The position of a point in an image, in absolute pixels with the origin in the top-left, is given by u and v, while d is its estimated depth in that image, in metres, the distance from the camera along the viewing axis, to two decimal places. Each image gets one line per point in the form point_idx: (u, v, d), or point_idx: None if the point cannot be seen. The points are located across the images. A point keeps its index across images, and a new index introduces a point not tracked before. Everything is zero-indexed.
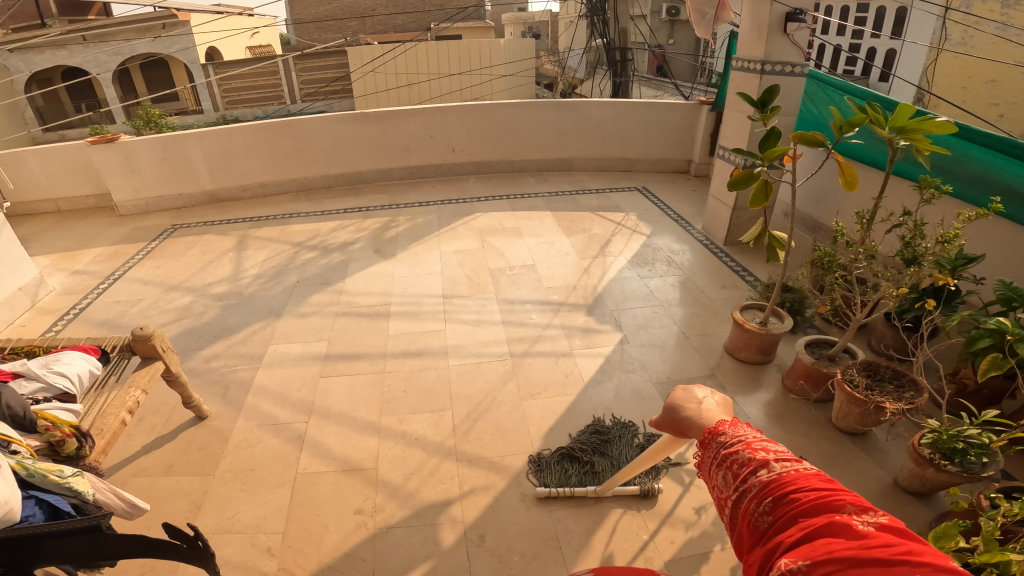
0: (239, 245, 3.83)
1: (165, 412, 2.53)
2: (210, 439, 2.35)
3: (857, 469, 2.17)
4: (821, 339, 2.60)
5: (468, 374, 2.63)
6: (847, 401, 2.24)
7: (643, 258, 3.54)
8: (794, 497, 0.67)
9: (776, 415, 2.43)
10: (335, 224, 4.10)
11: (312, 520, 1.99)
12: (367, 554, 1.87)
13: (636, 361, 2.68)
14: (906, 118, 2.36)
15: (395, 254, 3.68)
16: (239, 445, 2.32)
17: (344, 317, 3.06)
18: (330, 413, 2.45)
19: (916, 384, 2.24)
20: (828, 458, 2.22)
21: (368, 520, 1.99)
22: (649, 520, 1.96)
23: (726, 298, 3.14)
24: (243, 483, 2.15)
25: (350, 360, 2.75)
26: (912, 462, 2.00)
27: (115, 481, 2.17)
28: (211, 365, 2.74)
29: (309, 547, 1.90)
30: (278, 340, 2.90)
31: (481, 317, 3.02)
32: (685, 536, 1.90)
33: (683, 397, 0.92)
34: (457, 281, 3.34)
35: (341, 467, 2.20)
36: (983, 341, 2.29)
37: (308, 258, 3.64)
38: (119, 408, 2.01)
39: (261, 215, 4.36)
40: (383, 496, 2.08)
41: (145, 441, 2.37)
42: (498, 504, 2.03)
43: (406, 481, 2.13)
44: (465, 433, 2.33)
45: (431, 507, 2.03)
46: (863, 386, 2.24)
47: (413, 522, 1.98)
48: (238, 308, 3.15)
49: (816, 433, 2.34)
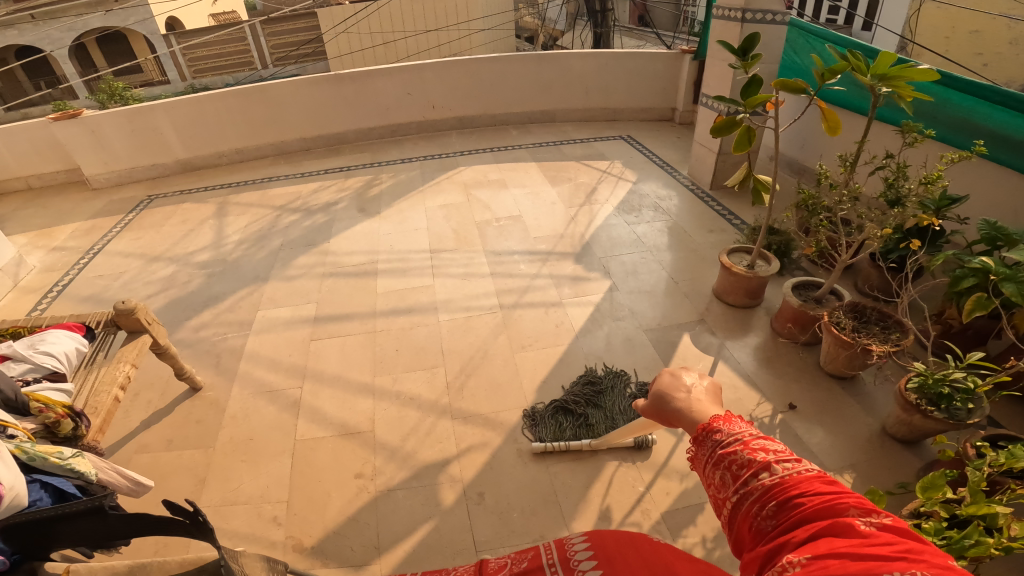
0: (219, 212, 3.72)
1: (160, 385, 2.53)
2: (208, 411, 2.36)
3: (845, 416, 2.22)
4: (807, 281, 2.62)
5: (459, 329, 2.62)
6: (835, 343, 2.28)
7: (629, 206, 3.51)
8: (799, 502, 0.64)
9: (764, 359, 2.48)
10: (316, 185, 4.02)
11: (313, 487, 2.02)
12: (370, 518, 1.91)
13: (626, 308, 2.69)
14: (888, 66, 2.32)
15: (380, 212, 3.61)
16: (236, 415, 2.33)
17: (332, 278, 3.00)
18: (323, 376, 2.45)
19: (901, 326, 2.27)
20: (818, 408, 2.26)
21: (369, 484, 2.02)
22: (645, 472, 2.00)
23: (713, 241, 3.14)
24: (244, 455, 2.16)
25: (339, 321, 2.72)
26: (900, 408, 2.04)
27: (119, 459, 2.18)
28: (201, 335, 2.71)
29: (313, 517, 1.93)
30: (265, 305, 2.85)
31: (469, 270, 2.99)
32: (680, 487, 1.95)
33: (672, 385, 0.92)
34: (444, 236, 3.30)
35: (338, 432, 2.22)
36: (968, 281, 2.34)
37: (291, 221, 3.56)
38: (111, 385, 2.00)
39: (242, 180, 4.24)
40: (383, 458, 2.10)
41: (144, 416, 2.38)
42: (495, 460, 2.07)
43: (404, 442, 2.15)
44: (459, 390, 2.34)
45: (430, 467, 2.06)
46: (850, 328, 2.27)
47: (413, 483, 2.01)
48: (223, 275, 3.08)
49: (805, 379, 2.39)
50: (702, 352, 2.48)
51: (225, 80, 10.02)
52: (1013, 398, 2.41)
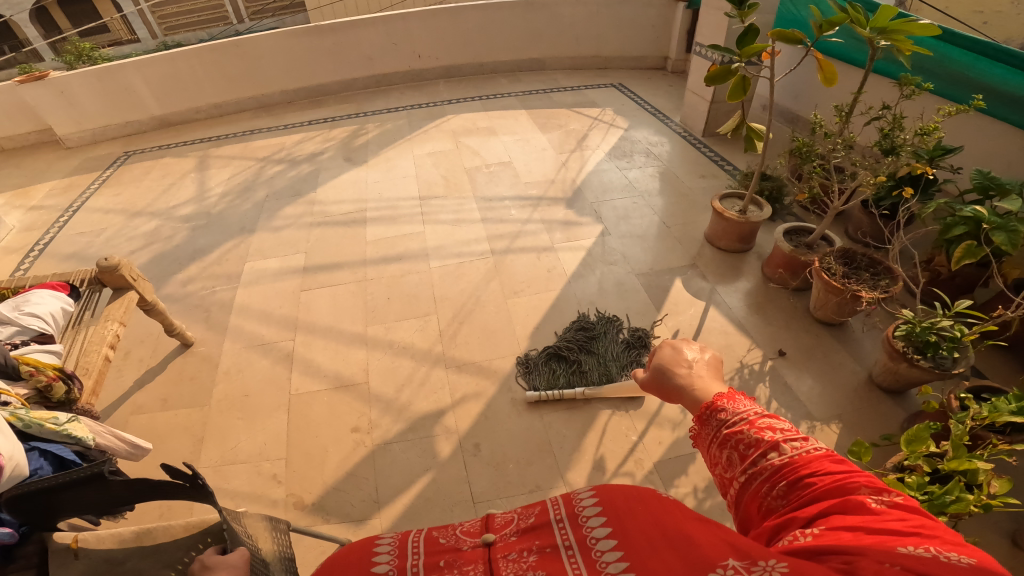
0: (200, 165, 3.62)
1: (151, 342, 2.52)
2: (201, 367, 2.36)
3: (833, 364, 2.23)
4: (799, 228, 2.60)
5: (450, 276, 2.60)
6: (825, 290, 2.28)
7: (621, 151, 3.45)
8: (811, 481, 0.66)
9: (755, 304, 2.48)
10: (300, 136, 3.92)
11: (311, 443, 2.04)
12: (368, 473, 1.93)
13: (618, 253, 2.67)
14: (888, 20, 2.22)
15: (366, 160, 3.53)
16: (229, 371, 2.33)
17: (320, 227, 2.96)
18: (315, 327, 2.43)
19: (891, 272, 2.28)
20: (805, 350, 2.29)
21: (365, 438, 2.03)
22: (638, 421, 2.02)
23: (705, 186, 3.10)
24: (240, 412, 2.16)
25: (329, 271, 2.69)
26: (886, 356, 2.04)
27: (115, 422, 2.17)
28: (189, 290, 2.68)
29: (312, 473, 1.94)
30: (253, 257, 2.81)
31: (459, 216, 2.96)
32: (672, 437, 1.96)
33: (672, 359, 0.88)
34: (433, 183, 3.24)
35: (333, 385, 2.22)
36: (958, 229, 2.33)
37: (277, 172, 3.47)
38: (101, 343, 1.98)
39: (224, 133, 4.11)
40: (378, 411, 2.11)
41: (137, 376, 2.36)
42: (489, 410, 2.08)
43: (399, 393, 2.16)
44: (452, 337, 2.33)
45: (425, 418, 2.07)
46: (841, 274, 2.26)
47: (409, 436, 2.03)
48: (208, 227, 3.03)
49: (795, 325, 2.40)
50: (693, 297, 2.48)
51: (199, 36, 9.77)
52: (997, 347, 2.44)
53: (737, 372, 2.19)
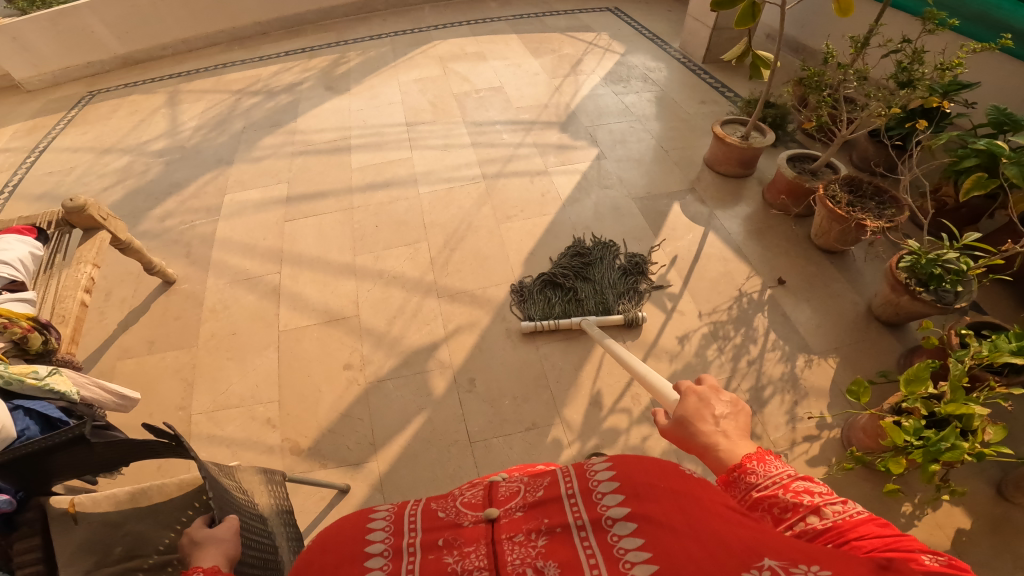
0: (171, 101, 3.43)
1: (131, 280, 2.42)
2: (185, 305, 2.28)
3: (832, 293, 2.16)
4: (803, 155, 2.46)
5: (440, 202, 2.47)
6: (828, 216, 2.17)
7: (617, 76, 3.25)
8: (859, 545, 0.59)
9: (755, 230, 2.40)
10: (277, 68, 3.54)
11: (302, 383, 1.99)
12: (363, 413, 1.89)
13: (614, 176, 2.59)
14: None
15: (349, 90, 3.20)
16: (215, 307, 2.26)
17: (303, 156, 2.75)
18: (301, 259, 2.34)
19: (897, 202, 2.18)
20: (806, 278, 2.22)
21: (358, 375, 1.99)
22: (635, 352, 1.98)
23: (705, 112, 2.97)
24: (228, 352, 2.11)
25: (313, 200, 2.51)
26: (888, 287, 1.95)
27: (104, 368, 2.11)
28: (167, 225, 2.58)
29: (305, 416, 1.90)
30: (233, 188, 2.68)
31: (450, 141, 2.70)
32: (669, 369, 1.93)
33: (695, 408, 0.81)
34: (421, 109, 2.91)
35: (322, 319, 2.16)
36: (969, 161, 2.24)
37: (253, 104, 3.24)
38: (75, 288, 1.87)
39: (194, 70, 3.79)
40: (370, 346, 2.06)
41: (121, 317, 2.29)
42: (484, 342, 2.03)
43: (391, 326, 2.10)
44: (444, 266, 2.25)
45: (419, 353, 2.02)
46: (846, 203, 2.16)
47: (402, 372, 1.98)
48: (183, 162, 2.90)
49: (794, 253, 2.31)
50: (691, 222, 2.40)
51: None
52: (1001, 282, 2.37)
53: (735, 301, 2.13)
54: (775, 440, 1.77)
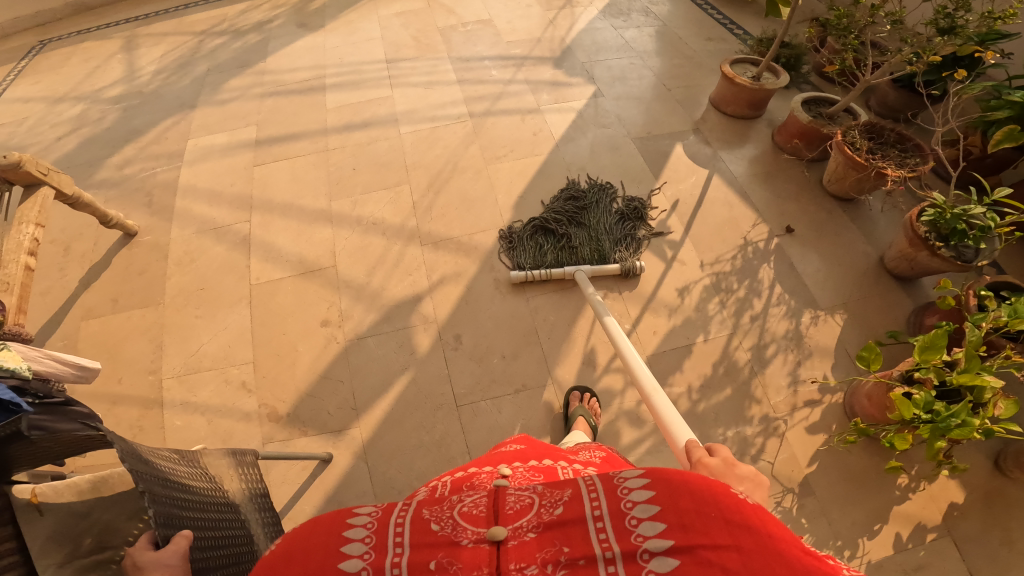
0: (127, 45, 3.13)
1: (91, 235, 2.19)
2: (150, 260, 2.08)
3: (843, 242, 1.98)
4: (820, 98, 2.19)
5: (423, 142, 2.25)
6: (845, 163, 1.94)
7: (617, 8, 2.84)
8: None
9: (762, 172, 2.19)
10: (246, 6, 3.20)
11: (278, 342, 1.83)
12: (344, 373, 1.75)
13: (613, 115, 2.35)
14: None
15: (324, 26, 2.84)
16: (182, 260, 2.06)
17: (272, 98, 2.50)
18: (273, 205, 2.15)
19: (921, 150, 1.95)
20: (816, 225, 2.02)
21: (337, 333, 1.83)
22: (631, 306, 1.84)
23: (713, 51, 2.65)
24: (197, 309, 1.93)
25: (285, 142, 2.32)
26: (905, 241, 1.77)
27: (68, 330, 1.91)
28: (125, 173, 2.36)
29: (282, 379, 1.75)
30: (196, 133, 2.45)
31: (434, 78, 2.47)
32: (668, 326, 1.79)
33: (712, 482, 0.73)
34: (402, 44, 2.62)
35: (297, 271, 1.97)
36: (1002, 113, 1.97)
37: (216, 45, 2.92)
38: (17, 251, 1.55)
39: (160, 11, 3.41)
40: (349, 299, 1.89)
41: (83, 274, 2.07)
42: (471, 294, 1.87)
43: (371, 277, 1.93)
44: (428, 211, 2.06)
45: (402, 306, 1.86)
46: (866, 150, 1.94)
47: (384, 329, 1.82)
48: (142, 108, 2.66)
49: (803, 199, 2.10)
50: (692, 162, 2.20)
51: None
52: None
53: (740, 249, 1.96)
54: (776, 404, 1.65)
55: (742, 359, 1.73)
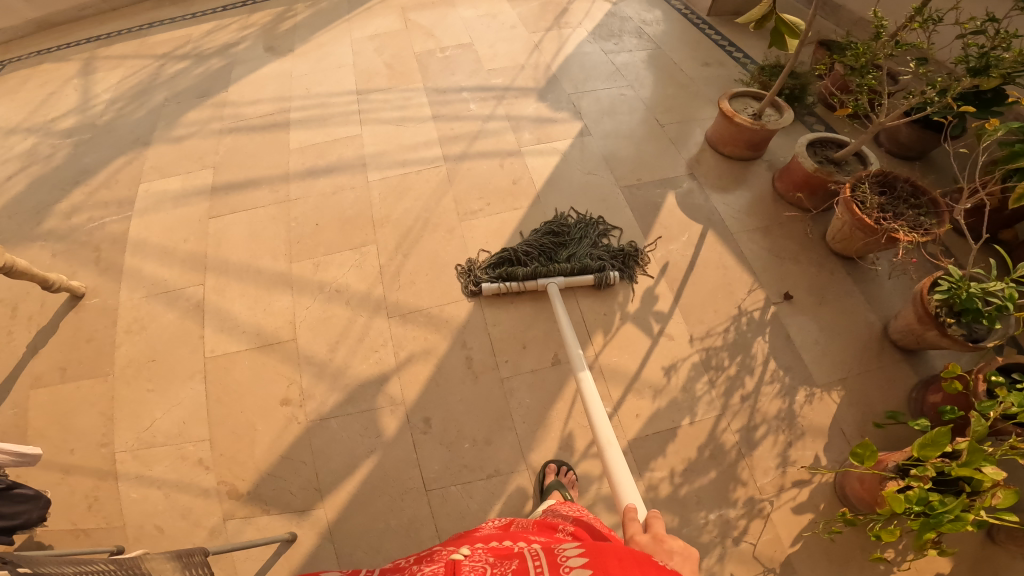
0: (85, 68, 2.79)
1: (35, 295, 1.92)
2: (99, 326, 1.83)
3: (845, 310, 1.73)
4: (828, 138, 1.85)
5: (393, 192, 1.94)
6: (851, 223, 1.67)
7: (607, 28, 2.45)
8: None
9: (762, 227, 1.85)
10: (212, 26, 2.83)
11: (235, 421, 1.60)
12: (306, 455, 1.53)
13: (599, 158, 1.99)
14: None
15: (293, 49, 2.56)
16: (130, 327, 1.81)
17: (232, 135, 2.24)
18: (227, 267, 1.88)
19: (938, 208, 1.64)
20: (815, 290, 1.76)
21: (298, 413, 1.60)
22: (612, 387, 1.59)
23: (714, 77, 2.25)
24: (150, 380, 1.69)
25: (241, 190, 2.04)
26: (913, 316, 1.59)
27: (13, 400, 1.69)
28: (73, 224, 2.10)
29: (241, 455, 1.54)
30: (148, 175, 2.18)
31: (407, 113, 2.16)
32: (652, 408, 1.56)
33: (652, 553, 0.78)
34: (375, 72, 2.35)
35: (254, 343, 1.73)
36: None
37: (177, 71, 2.62)
38: None
39: (113, 30, 3.00)
40: (310, 377, 1.65)
41: (25, 339, 1.82)
42: (442, 373, 1.63)
43: (334, 353, 1.69)
44: (395, 277, 1.79)
45: (366, 387, 1.62)
46: (876, 206, 1.65)
47: (347, 410, 1.59)
48: (94, 143, 2.39)
49: (804, 258, 1.81)
50: (687, 218, 1.85)
51: None
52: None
53: (733, 321, 1.70)
54: (762, 485, 1.46)
55: (729, 443, 1.51)
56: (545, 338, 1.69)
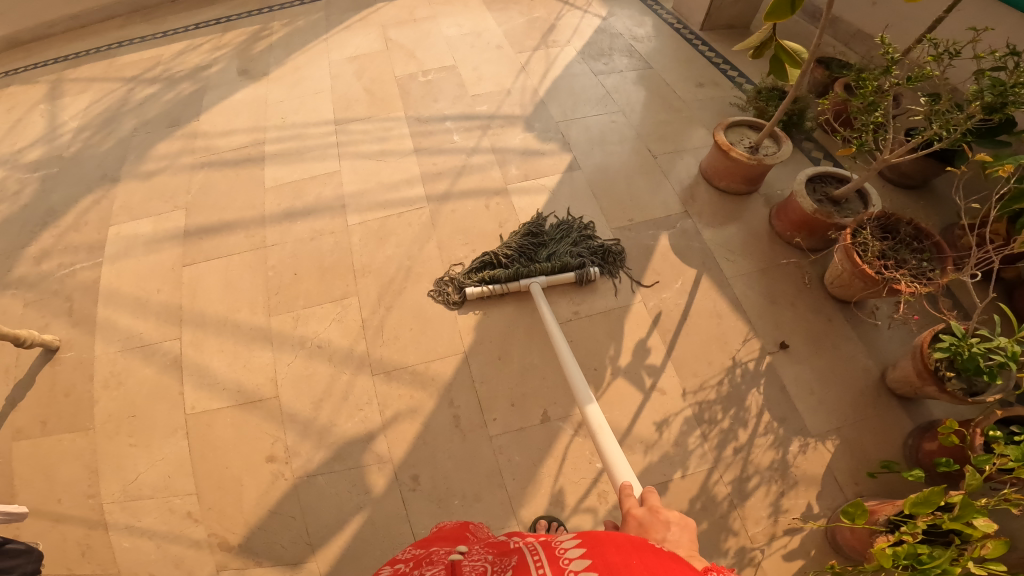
0: (51, 92, 2.65)
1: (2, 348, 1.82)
2: (75, 377, 1.74)
3: (842, 357, 1.67)
4: (829, 173, 1.76)
5: (373, 239, 1.86)
6: (851, 271, 1.60)
7: (597, 48, 2.38)
8: None
9: (757, 270, 1.79)
10: (183, 45, 2.71)
11: (219, 477, 1.53)
12: (296, 510, 1.46)
13: (590, 192, 1.93)
14: None
15: (267, 73, 2.46)
16: (108, 382, 1.72)
17: (205, 170, 2.15)
18: (203, 319, 1.80)
19: (942, 254, 1.56)
20: (811, 337, 1.70)
21: (285, 468, 1.53)
22: None
23: (708, 99, 2.18)
24: (131, 434, 1.62)
25: (216, 235, 1.95)
26: (913, 370, 1.53)
27: None
28: (42, 270, 1.99)
29: (230, 507, 1.48)
30: (118, 217, 2.09)
31: (387, 146, 2.07)
32: (643, 464, 1.49)
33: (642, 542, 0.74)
34: (354, 100, 2.25)
35: (235, 401, 1.65)
36: None
37: (146, 96, 2.51)
38: None
39: (80, 49, 2.86)
40: (295, 435, 1.58)
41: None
42: (429, 432, 1.56)
43: (317, 411, 1.61)
44: (378, 331, 1.72)
45: (353, 445, 1.55)
46: (877, 253, 1.58)
47: (334, 467, 1.52)
48: (60, 178, 2.27)
49: (800, 302, 1.74)
50: (679, 263, 1.79)
51: None
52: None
53: (728, 373, 1.63)
54: (753, 534, 1.41)
55: (722, 495, 1.46)
56: (536, 393, 1.62)
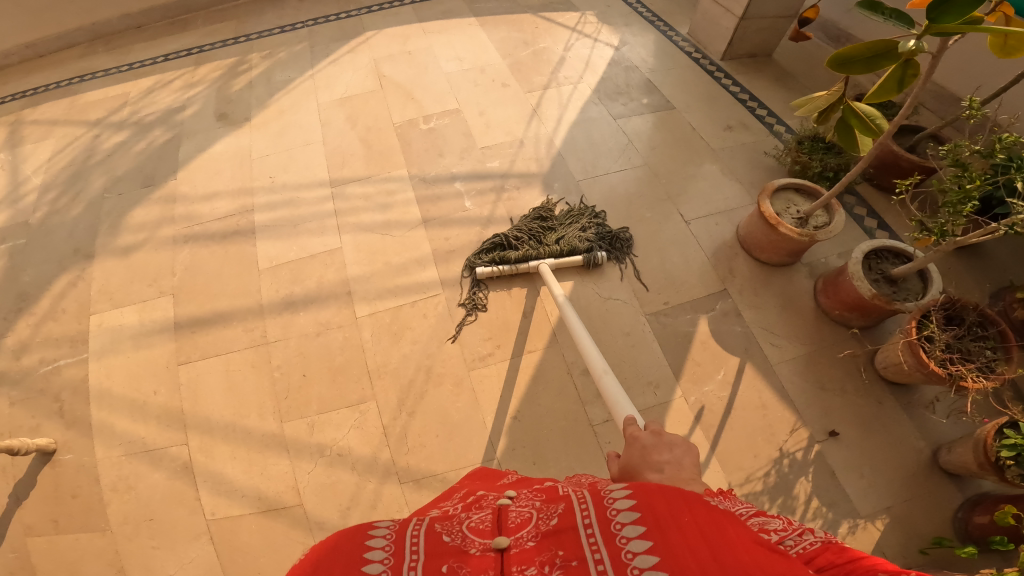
0: (8, 139, 2.36)
1: None
2: (82, 479, 1.59)
3: (896, 440, 1.55)
4: (888, 247, 1.62)
5: (387, 332, 1.73)
6: (912, 363, 1.49)
7: (614, 87, 2.24)
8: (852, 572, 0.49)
9: (800, 351, 1.68)
10: (152, 80, 2.47)
11: None
12: None
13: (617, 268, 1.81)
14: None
15: (249, 117, 2.26)
16: (118, 486, 1.57)
17: (190, 246, 1.95)
18: (208, 423, 1.64)
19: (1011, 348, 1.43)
20: (863, 422, 1.58)
21: None
22: None
23: (735, 145, 2.04)
24: (152, 536, 1.49)
25: (213, 326, 1.79)
26: (971, 458, 1.40)
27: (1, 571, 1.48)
28: (21, 365, 1.78)
29: None
30: (98, 304, 1.88)
31: (392, 217, 1.92)
32: None
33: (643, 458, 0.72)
34: (350, 153, 2.08)
35: (257, 507, 1.51)
36: None
37: (115, 144, 2.27)
38: None
39: (38, 83, 2.58)
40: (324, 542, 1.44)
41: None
42: None
43: (346, 520, 1.47)
44: (402, 439, 1.58)
45: None
46: (941, 346, 1.46)
47: None
48: (29, 251, 2.02)
49: (848, 382, 1.64)
50: (720, 351, 1.67)
51: None
52: None
53: (775, 464, 1.51)
54: None
55: None
56: None
